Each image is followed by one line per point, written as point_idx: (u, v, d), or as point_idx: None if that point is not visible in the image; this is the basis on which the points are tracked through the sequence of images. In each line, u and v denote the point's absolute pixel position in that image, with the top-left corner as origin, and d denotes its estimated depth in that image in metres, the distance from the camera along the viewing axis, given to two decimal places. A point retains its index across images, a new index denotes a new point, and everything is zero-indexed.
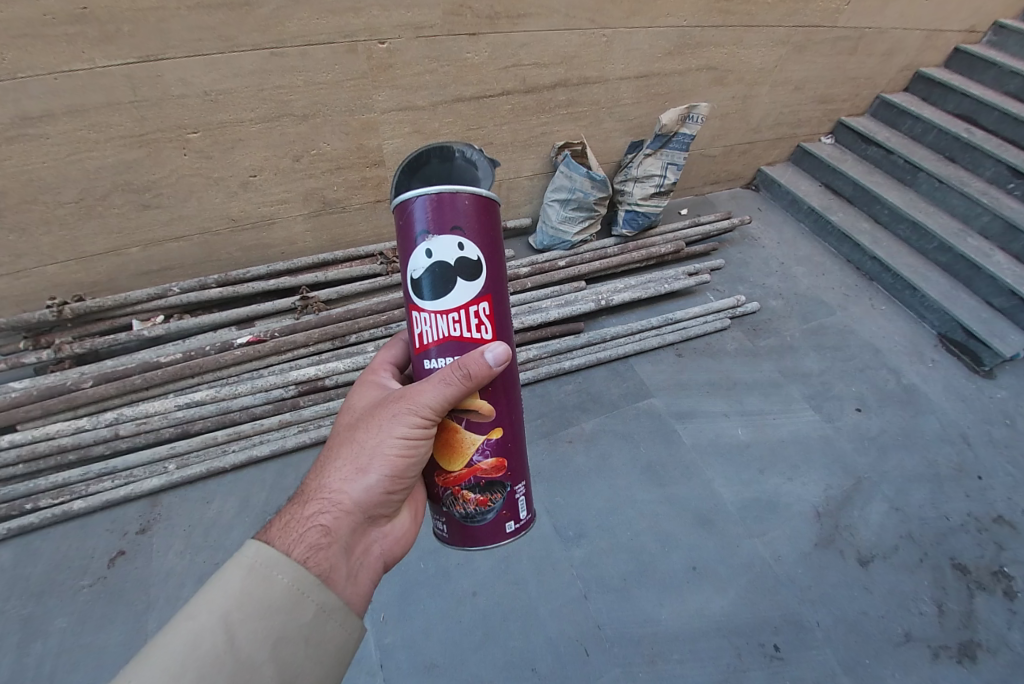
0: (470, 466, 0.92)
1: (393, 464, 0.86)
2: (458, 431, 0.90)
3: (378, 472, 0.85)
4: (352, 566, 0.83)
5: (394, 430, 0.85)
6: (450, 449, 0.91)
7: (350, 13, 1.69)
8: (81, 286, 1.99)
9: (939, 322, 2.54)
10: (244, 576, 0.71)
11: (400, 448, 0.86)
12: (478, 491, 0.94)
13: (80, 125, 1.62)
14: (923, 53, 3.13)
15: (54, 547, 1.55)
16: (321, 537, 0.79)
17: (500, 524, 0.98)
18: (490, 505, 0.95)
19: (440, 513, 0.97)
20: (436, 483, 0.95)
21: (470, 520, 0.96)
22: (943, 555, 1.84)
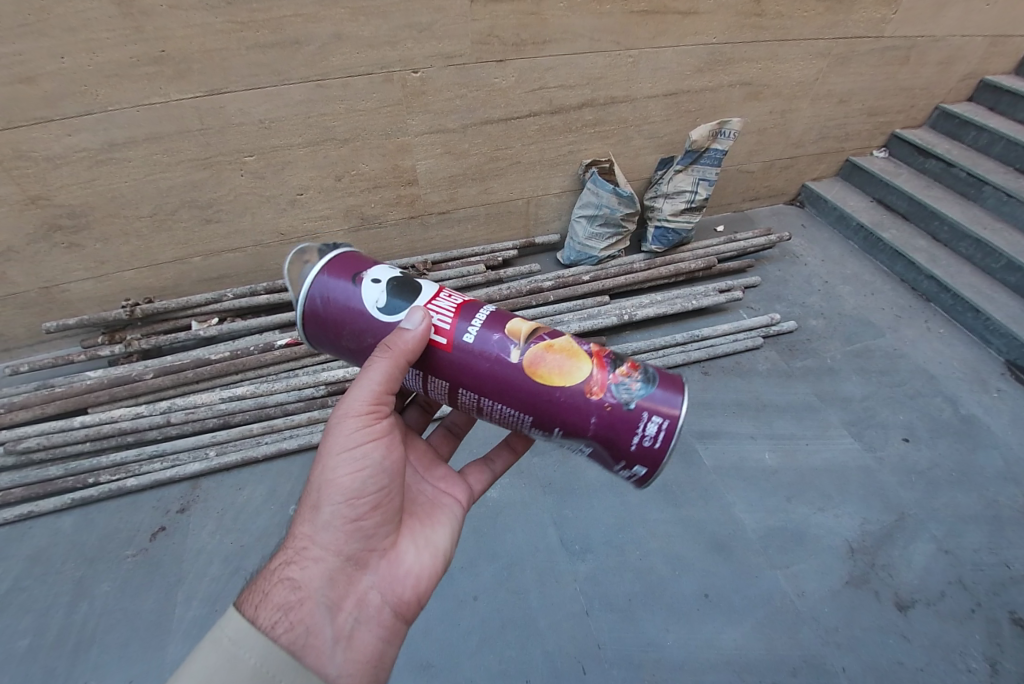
0: (594, 355, 0.86)
1: (348, 491, 0.94)
2: (544, 345, 0.85)
3: (330, 501, 0.93)
4: (339, 623, 0.89)
5: (336, 450, 0.94)
6: (563, 362, 0.84)
7: (387, 46, 1.85)
8: (151, 290, 2.27)
9: (1006, 348, 2.31)
10: (213, 655, 0.78)
11: (347, 466, 0.94)
12: (624, 361, 0.85)
13: (156, 150, 1.88)
14: (989, 60, 2.92)
15: (107, 519, 1.74)
16: (296, 591, 0.88)
17: (661, 365, 0.89)
18: (645, 365, 0.86)
19: (633, 426, 0.82)
20: (597, 406, 0.82)
21: (651, 383, 0.83)
22: (1000, 607, 1.64)
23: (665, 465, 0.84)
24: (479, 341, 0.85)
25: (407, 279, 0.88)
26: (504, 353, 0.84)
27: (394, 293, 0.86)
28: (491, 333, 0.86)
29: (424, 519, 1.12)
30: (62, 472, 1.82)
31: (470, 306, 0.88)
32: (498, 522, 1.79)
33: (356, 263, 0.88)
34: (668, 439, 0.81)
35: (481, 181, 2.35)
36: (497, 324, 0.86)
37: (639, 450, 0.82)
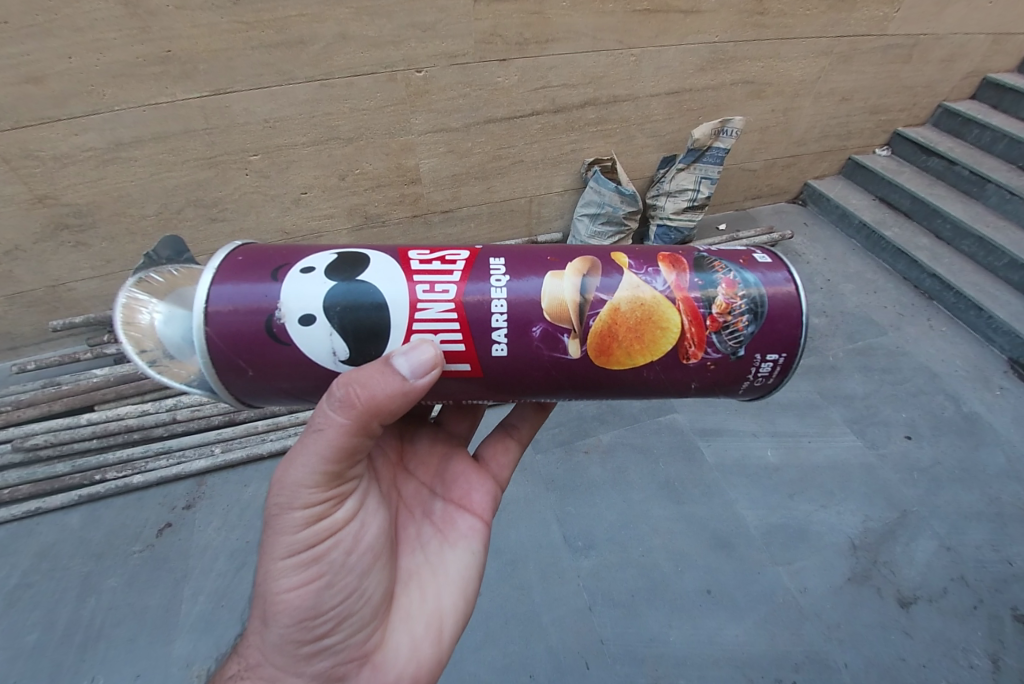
0: (676, 291, 0.75)
1: (306, 606, 0.76)
2: (608, 309, 0.75)
3: (282, 618, 0.75)
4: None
5: (282, 550, 0.76)
6: (642, 318, 0.74)
7: (391, 45, 1.86)
8: None
9: (1010, 346, 2.31)
10: None
11: (300, 568, 0.76)
12: (715, 286, 0.76)
13: (162, 149, 1.89)
14: (993, 57, 2.92)
15: (115, 515, 1.76)
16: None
17: (757, 268, 0.79)
18: (741, 280, 0.76)
19: (746, 364, 0.77)
20: (698, 355, 0.76)
21: (759, 302, 0.74)
22: (1002, 604, 1.65)
23: (785, 382, 0.81)
24: (513, 341, 0.74)
25: (342, 277, 0.73)
26: (561, 344, 0.74)
27: (350, 311, 0.71)
28: (535, 324, 0.73)
29: (422, 584, 0.96)
30: (69, 469, 1.84)
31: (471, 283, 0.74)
32: (502, 519, 1.79)
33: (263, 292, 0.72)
34: (788, 361, 0.76)
35: (484, 179, 2.36)
36: (535, 311, 0.73)
37: (756, 381, 0.79)
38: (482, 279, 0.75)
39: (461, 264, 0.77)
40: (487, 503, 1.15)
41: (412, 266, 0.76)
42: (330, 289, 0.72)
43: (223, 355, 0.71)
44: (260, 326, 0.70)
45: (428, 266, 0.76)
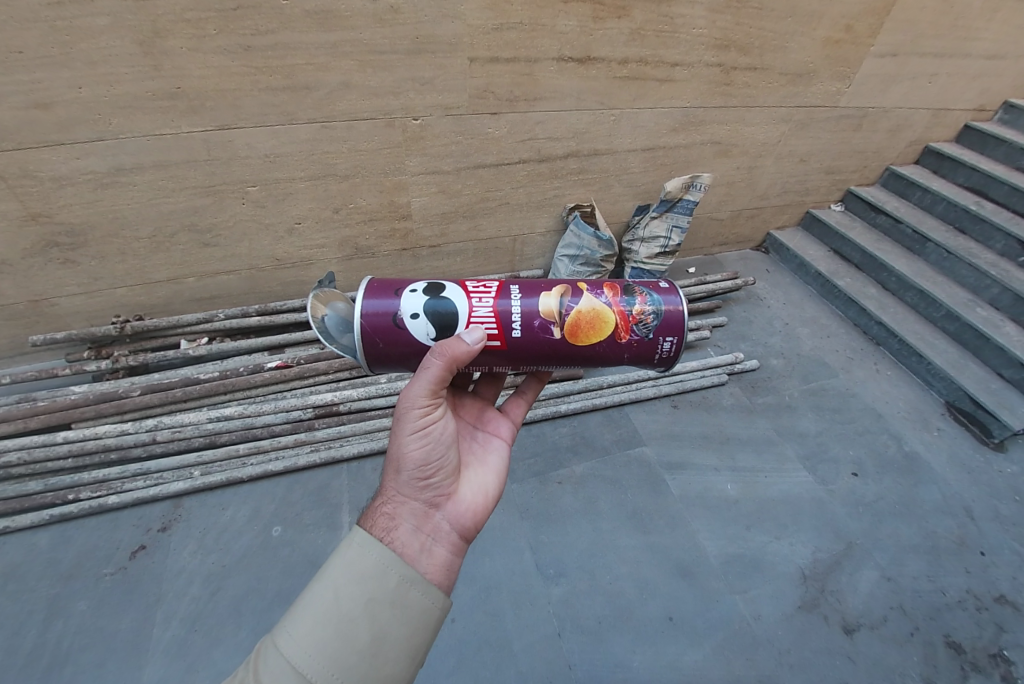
0: (611, 301, 1.02)
1: (418, 458, 1.10)
2: (573, 315, 1.01)
3: (406, 465, 1.09)
4: (422, 540, 1.03)
5: (407, 424, 1.08)
6: (590, 318, 1.01)
7: (391, 95, 2.00)
8: (142, 307, 2.31)
9: (946, 391, 2.55)
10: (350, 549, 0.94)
11: (417, 438, 1.10)
12: (636, 299, 1.02)
13: (161, 176, 1.96)
14: (931, 130, 3.27)
15: (86, 536, 1.75)
16: (390, 522, 1.03)
17: (662, 286, 1.05)
18: (651, 294, 1.03)
19: (654, 349, 1.03)
20: (625, 343, 1.02)
21: (662, 309, 1.02)
22: (936, 631, 1.79)
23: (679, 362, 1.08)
24: (525, 330, 1.02)
25: (433, 294, 1.02)
26: (546, 333, 1.01)
27: (440, 318, 1.01)
28: (530, 319, 1.01)
29: (475, 469, 1.25)
30: (41, 488, 1.82)
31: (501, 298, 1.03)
32: (477, 546, 1.85)
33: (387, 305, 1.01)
34: (680, 349, 1.03)
35: (471, 218, 2.50)
36: (532, 309, 1.01)
37: (663, 361, 1.05)
38: (508, 295, 1.03)
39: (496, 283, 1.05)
40: (514, 430, 1.43)
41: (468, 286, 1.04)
42: (426, 304, 1.01)
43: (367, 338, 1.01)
44: (387, 328, 1.01)
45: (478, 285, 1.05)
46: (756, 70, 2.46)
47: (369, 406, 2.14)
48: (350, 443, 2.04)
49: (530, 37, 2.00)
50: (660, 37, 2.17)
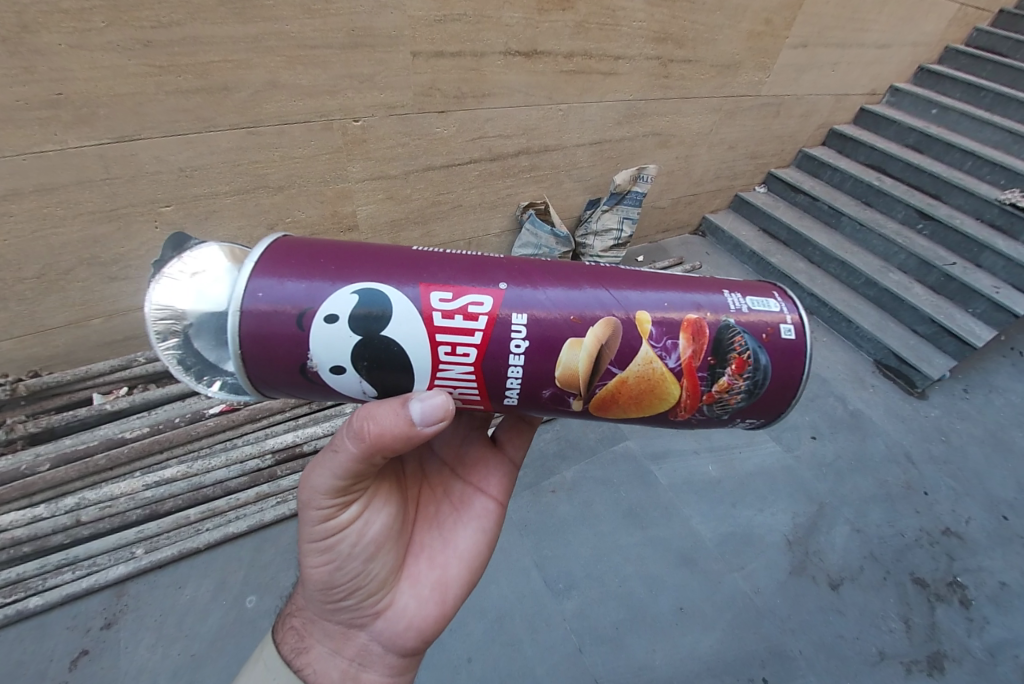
0: (681, 369, 0.79)
1: (322, 583, 0.92)
2: (616, 381, 0.80)
3: (312, 588, 0.93)
4: (343, 666, 0.94)
5: (308, 549, 0.90)
6: (644, 387, 0.80)
7: (326, 95, 1.79)
8: (36, 361, 1.92)
9: (875, 350, 2.83)
10: (262, 674, 0.93)
11: (322, 565, 0.91)
12: (716, 371, 0.80)
13: (47, 203, 1.60)
14: (834, 113, 3.59)
15: (6, 654, 1.43)
16: (304, 655, 0.95)
17: (775, 348, 0.80)
18: (753, 361, 0.80)
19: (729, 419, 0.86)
20: (682, 416, 0.84)
21: (755, 388, 0.80)
22: (904, 571, 1.97)
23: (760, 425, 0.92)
24: (524, 391, 0.81)
25: (367, 331, 0.74)
26: (562, 403, 0.82)
27: (374, 366, 0.77)
28: (555, 384, 0.80)
29: (424, 563, 1.05)
30: None
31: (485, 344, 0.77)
32: (481, 575, 1.75)
33: (292, 336, 0.72)
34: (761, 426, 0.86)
35: (423, 224, 2.35)
36: (550, 371, 0.79)
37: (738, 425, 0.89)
38: (498, 338, 0.76)
39: (484, 316, 0.77)
40: (497, 492, 1.22)
41: (435, 321, 0.74)
42: (355, 343, 0.75)
43: (252, 347, 0.73)
44: (284, 354, 0.74)
45: (452, 319, 0.76)
46: (690, 61, 2.53)
47: None
48: None
49: (476, 29, 1.89)
50: (602, 30, 2.15)
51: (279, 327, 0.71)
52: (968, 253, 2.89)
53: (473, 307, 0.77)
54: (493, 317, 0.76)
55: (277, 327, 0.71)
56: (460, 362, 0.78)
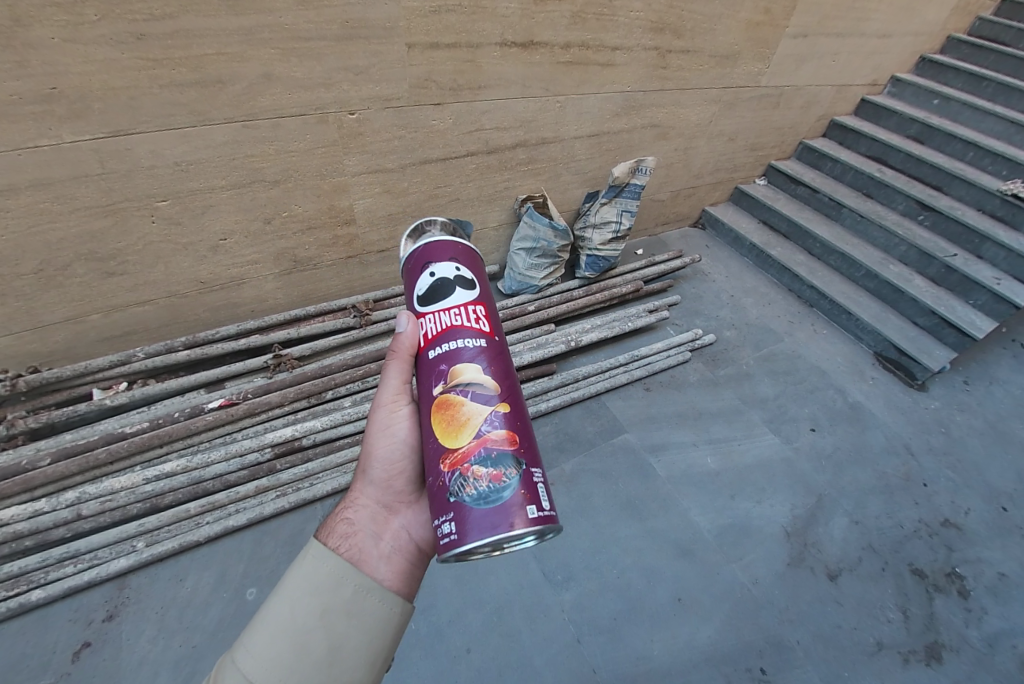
0: (479, 437, 0.85)
1: (382, 454, 1.04)
2: (463, 399, 0.89)
3: (372, 464, 1.05)
4: (381, 545, 0.95)
5: (377, 426, 1.06)
6: (454, 424, 0.87)
7: (321, 88, 1.79)
8: (36, 357, 1.93)
9: (874, 342, 2.82)
10: (309, 559, 0.86)
11: (385, 439, 1.05)
12: (489, 463, 0.83)
13: (44, 198, 1.60)
14: (835, 104, 3.56)
15: (9, 646, 1.45)
16: (345, 528, 0.95)
17: (529, 496, 0.83)
18: (515, 478, 0.83)
19: (442, 492, 0.84)
20: (444, 469, 0.85)
21: (485, 504, 0.81)
22: (902, 562, 1.98)
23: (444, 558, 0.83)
24: (433, 365, 0.93)
25: (437, 296, 0.98)
26: (435, 375, 0.92)
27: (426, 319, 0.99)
28: (429, 385, 0.92)
29: None
30: None
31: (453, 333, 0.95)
32: (480, 566, 1.77)
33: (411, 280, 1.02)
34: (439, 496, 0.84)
35: (421, 218, 2.35)
36: (451, 354, 0.92)
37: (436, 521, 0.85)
38: (472, 341, 0.94)
39: (482, 330, 0.96)
40: None
41: (462, 311, 0.97)
42: (428, 298, 0.98)
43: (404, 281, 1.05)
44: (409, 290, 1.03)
45: (469, 317, 0.97)
46: (688, 52, 2.51)
47: (335, 435, 1.95)
48: (321, 481, 1.84)
49: (471, 19, 1.87)
50: (599, 20, 2.13)
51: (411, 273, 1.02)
52: (969, 244, 2.88)
53: (475, 315, 0.97)
54: (482, 327, 0.96)
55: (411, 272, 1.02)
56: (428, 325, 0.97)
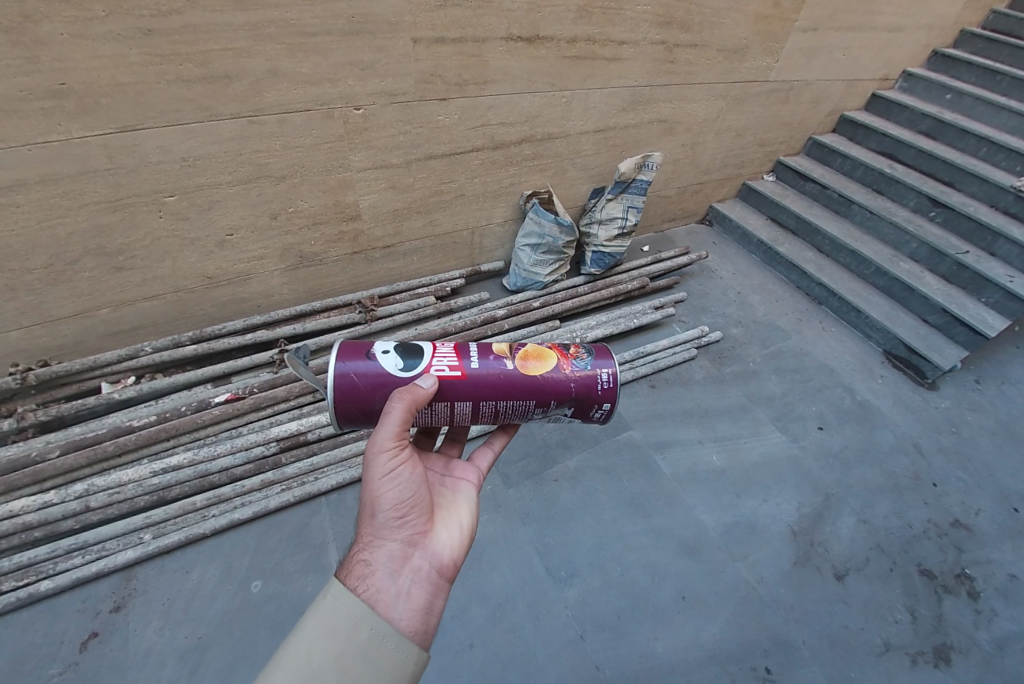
0: (543, 359, 1.11)
1: (388, 496, 1.02)
2: (512, 364, 1.09)
3: (378, 506, 1.02)
4: (398, 585, 0.95)
5: (379, 471, 1.02)
6: (529, 367, 1.09)
7: (327, 82, 1.79)
8: (46, 350, 1.96)
9: (884, 340, 2.78)
10: (325, 609, 0.87)
11: (389, 481, 1.03)
12: (564, 358, 1.12)
13: (53, 194, 1.62)
14: (846, 99, 3.52)
15: (19, 635, 1.47)
16: (364, 569, 0.95)
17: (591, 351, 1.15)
18: (582, 352, 1.14)
19: (569, 398, 1.11)
20: (557, 392, 1.10)
21: (589, 363, 1.13)
22: (910, 562, 1.95)
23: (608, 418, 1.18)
24: (459, 377, 1.06)
25: (404, 349, 1.06)
26: (472, 382, 1.07)
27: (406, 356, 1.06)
28: (477, 387, 1.07)
29: (448, 510, 1.15)
30: None
31: (440, 352, 1.08)
32: (483, 562, 1.77)
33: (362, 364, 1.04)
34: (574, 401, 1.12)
35: (426, 213, 2.35)
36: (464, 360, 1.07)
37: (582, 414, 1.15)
38: (457, 348, 1.09)
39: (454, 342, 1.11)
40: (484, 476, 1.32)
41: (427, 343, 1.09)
42: (396, 356, 1.05)
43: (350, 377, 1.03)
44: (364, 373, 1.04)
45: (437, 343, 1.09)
46: (696, 46, 2.49)
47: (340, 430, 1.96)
48: (326, 475, 1.85)
49: (476, 14, 1.86)
50: (606, 14, 2.11)
51: (354, 362, 1.04)
52: (981, 241, 2.83)
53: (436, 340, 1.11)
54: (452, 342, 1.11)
55: (354, 363, 1.04)
56: (423, 363, 1.06)
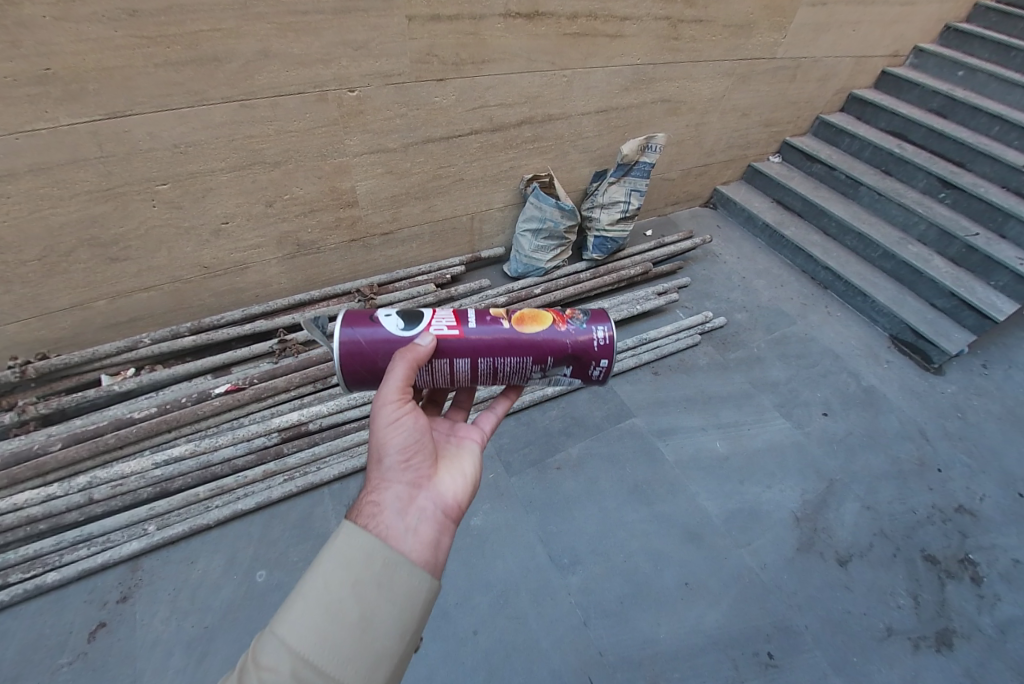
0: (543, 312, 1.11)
1: (395, 441, 1.00)
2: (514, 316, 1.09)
3: (386, 451, 0.99)
4: (408, 520, 0.91)
5: (384, 420, 0.99)
6: (530, 318, 1.09)
7: (320, 64, 1.73)
8: (44, 343, 1.95)
9: (890, 325, 2.75)
10: (341, 543, 0.82)
11: (395, 429, 1.00)
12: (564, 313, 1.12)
13: (43, 184, 1.58)
14: (855, 76, 3.41)
15: (28, 626, 1.48)
16: (373, 507, 0.91)
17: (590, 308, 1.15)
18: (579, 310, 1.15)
19: (570, 350, 1.09)
20: (560, 341, 1.08)
21: (588, 316, 1.12)
22: (914, 548, 1.95)
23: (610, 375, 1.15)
24: (463, 334, 1.06)
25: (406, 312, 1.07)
26: (476, 337, 1.06)
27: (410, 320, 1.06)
28: (481, 340, 1.06)
29: (450, 461, 1.12)
30: None
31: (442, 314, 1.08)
32: (487, 549, 1.77)
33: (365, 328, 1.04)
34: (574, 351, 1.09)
35: (424, 199, 2.31)
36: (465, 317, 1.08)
37: (584, 369, 1.12)
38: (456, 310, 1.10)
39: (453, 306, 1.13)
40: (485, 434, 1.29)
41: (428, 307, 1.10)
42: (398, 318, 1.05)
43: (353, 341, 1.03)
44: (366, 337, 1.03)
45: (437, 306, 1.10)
46: (701, 22, 2.40)
47: (341, 420, 1.95)
48: (329, 465, 1.85)
49: None
50: None
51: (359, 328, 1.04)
52: (992, 223, 2.76)
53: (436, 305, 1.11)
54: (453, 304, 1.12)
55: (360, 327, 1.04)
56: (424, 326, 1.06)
